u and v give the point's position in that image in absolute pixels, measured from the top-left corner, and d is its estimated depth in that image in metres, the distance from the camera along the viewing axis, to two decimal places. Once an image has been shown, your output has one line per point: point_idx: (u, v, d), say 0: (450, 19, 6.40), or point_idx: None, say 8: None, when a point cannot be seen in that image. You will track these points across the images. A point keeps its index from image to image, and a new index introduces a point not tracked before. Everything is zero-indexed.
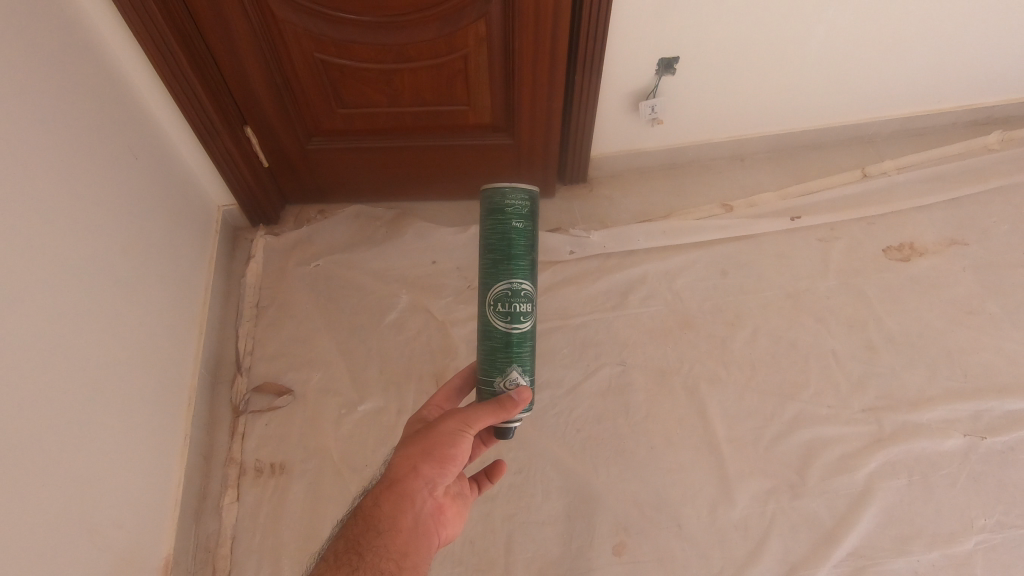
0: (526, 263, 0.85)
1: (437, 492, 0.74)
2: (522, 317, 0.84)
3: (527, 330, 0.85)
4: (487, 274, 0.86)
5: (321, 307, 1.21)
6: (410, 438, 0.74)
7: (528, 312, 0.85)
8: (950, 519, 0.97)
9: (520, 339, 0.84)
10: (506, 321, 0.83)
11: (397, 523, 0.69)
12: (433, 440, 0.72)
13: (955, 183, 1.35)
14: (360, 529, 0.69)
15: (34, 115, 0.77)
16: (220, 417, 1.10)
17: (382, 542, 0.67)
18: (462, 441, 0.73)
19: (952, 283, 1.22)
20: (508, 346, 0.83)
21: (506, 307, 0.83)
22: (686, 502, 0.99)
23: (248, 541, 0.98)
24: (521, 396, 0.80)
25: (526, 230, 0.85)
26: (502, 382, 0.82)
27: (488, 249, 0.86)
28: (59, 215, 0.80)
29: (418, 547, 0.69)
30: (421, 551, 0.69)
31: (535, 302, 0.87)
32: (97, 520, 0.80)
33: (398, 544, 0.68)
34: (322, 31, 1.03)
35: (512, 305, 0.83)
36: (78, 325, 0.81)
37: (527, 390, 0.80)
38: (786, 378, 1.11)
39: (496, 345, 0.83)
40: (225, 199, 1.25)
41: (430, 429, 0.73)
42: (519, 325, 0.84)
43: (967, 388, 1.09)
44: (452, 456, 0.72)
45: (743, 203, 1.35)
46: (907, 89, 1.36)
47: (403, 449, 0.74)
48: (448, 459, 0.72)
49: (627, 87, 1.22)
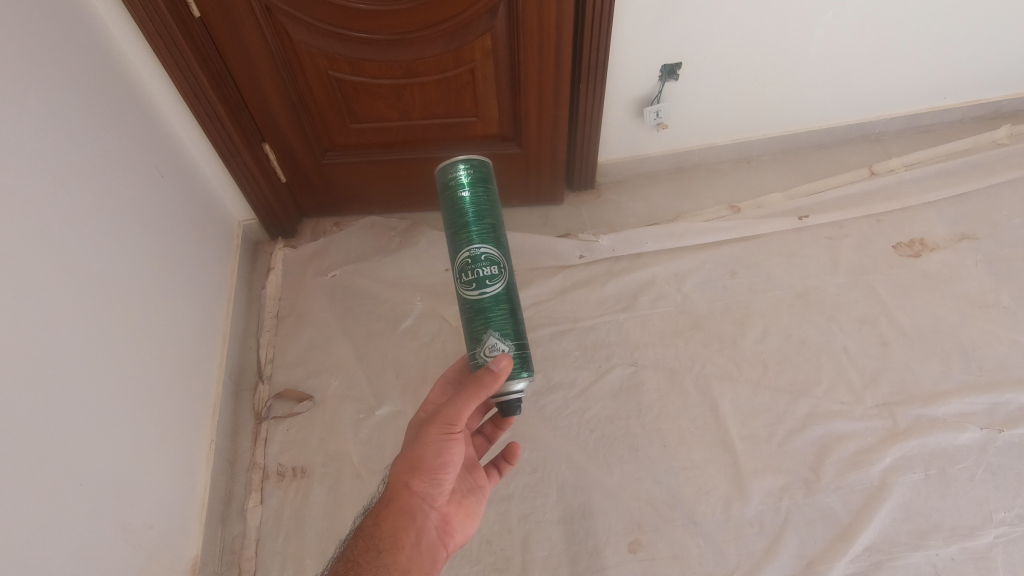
0: (481, 230, 0.90)
1: (437, 503, 0.77)
2: (488, 280, 0.88)
3: (497, 292, 0.88)
4: (453, 250, 0.93)
5: (338, 315, 1.25)
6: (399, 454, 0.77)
7: (493, 276, 0.88)
8: (968, 513, 0.96)
9: (489, 303, 0.87)
10: (473, 287, 0.88)
11: (397, 542, 0.72)
12: (420, 455, 0.75)
13: (964, 178, 1.35)
14: (356, 546, 0.71)
15: (69, 136, 0.82)
16: (244, 423, 1.14)
17: (384, 560, 0.70)
18: (447, 451, 0.75)
19: (964, 277, 1.21)
20: (481, 311, 0.87)
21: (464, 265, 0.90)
22: (701, 500, 1.00)
23: (272, 542, 1.01)
24: (499, 365, 0.78)
25: (474, 192, 0.93)
26: (483, 350, 0.85)
27: (449, 227, 0.94)
28: (94, 228, 0.85)
29: (421, 561, 0.73)
30: (424, 565, 0.73)
31: (502, 264, 0.90)
32: (129, 519, 0.84)
33: (400, 561, 0.71)
34: (335, 50, 1.08)
35: (474, 270, 0.88)
36: (110, 333, 0.85)
37: (505, 359, 0.79)
38: (797, 375, 1.12)
39: (473, 315, 0.88)
40: (246, 214, 1.30)
41: (416, 443, 0.76)
42: (487, 288, 0.87)
43: (982, 381, 1.08)
44: (440, 467, 0.75)
45: (750, 205, 1.36)
46: (912, 88, 1.37)
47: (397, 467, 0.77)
48: (438, 470, 0.75)
49: (631, 94, 1.25)
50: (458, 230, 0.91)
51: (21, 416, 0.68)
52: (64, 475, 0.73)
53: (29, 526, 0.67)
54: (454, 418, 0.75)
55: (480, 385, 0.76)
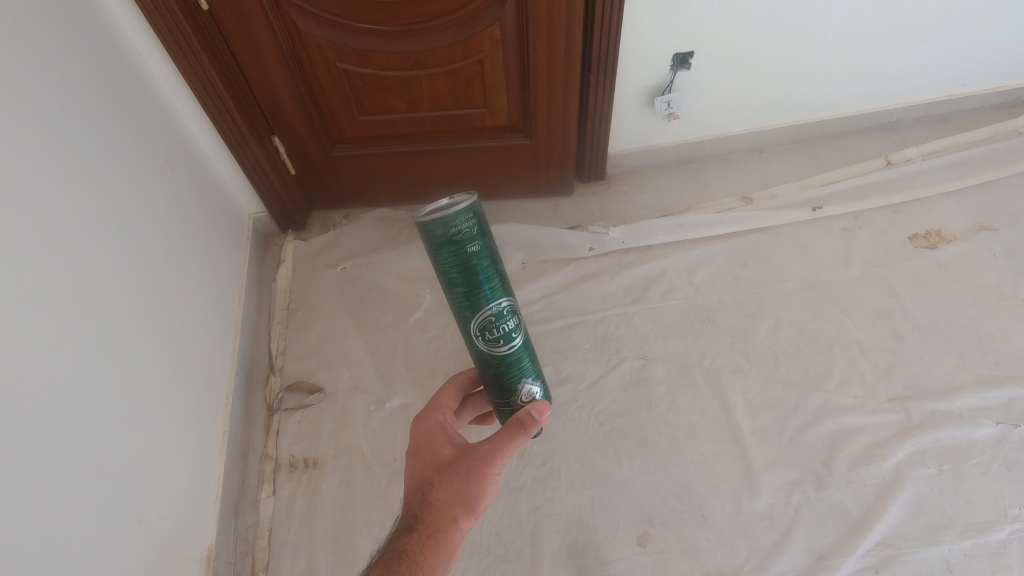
0: (497, 284, 0.73)
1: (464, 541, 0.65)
2: (512, 335, 0.74)
3: (520, 345, 0.76)
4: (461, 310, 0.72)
5: (349, 307, 1.25)
6: (447, 475, 0.64)
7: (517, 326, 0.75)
8: (983, 509, 0.95)
9: (515, 356, 0.75)
10: (500, 342, 0.73)
11: None
12: (479, 488, 0.63)
13: (983, 168, 1.32)
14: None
15: (81, 133, 0.83)
16: (256, 415, 1.15)
17: None
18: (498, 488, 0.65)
19: (982, 269, 1.19)
20: (510, 364, 0.75)
21: (495, 334, 0.73)
22: (710, 493, 1.00)
23: (285, 533, 1.02)
24: (542, 415, 0.66)
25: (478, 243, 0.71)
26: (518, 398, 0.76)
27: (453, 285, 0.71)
28: (107, 225, 0.86)
29: None
30: None
31: (520, 314, 0.77)
32: (145, 512, 0.85)
33: None
34: (344, 42, 1.07)
35: (499, 326, 0.72)
36: (124, 328, 0.86)
37: (547, 407, 0.67)
38: (809, 368, 1.11)
39: (497, 369, 0.75)
40: (256, 207, 1.30)
41: (475, 474, 0.63)
42: (512, 344, 0.74)
43: (999, 376, 1.07)
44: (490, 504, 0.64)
45: (762, 195, 1.35)
46: (930, 76, 1.34)
47: (444, 493, 0.63)
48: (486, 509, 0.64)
49: (642, 84, 1.23)
50: (473, 289, 0.70)
51: (27, 414, 0.68)
52: (74, 471, 0.74)
53: (37, 523, 0.67)
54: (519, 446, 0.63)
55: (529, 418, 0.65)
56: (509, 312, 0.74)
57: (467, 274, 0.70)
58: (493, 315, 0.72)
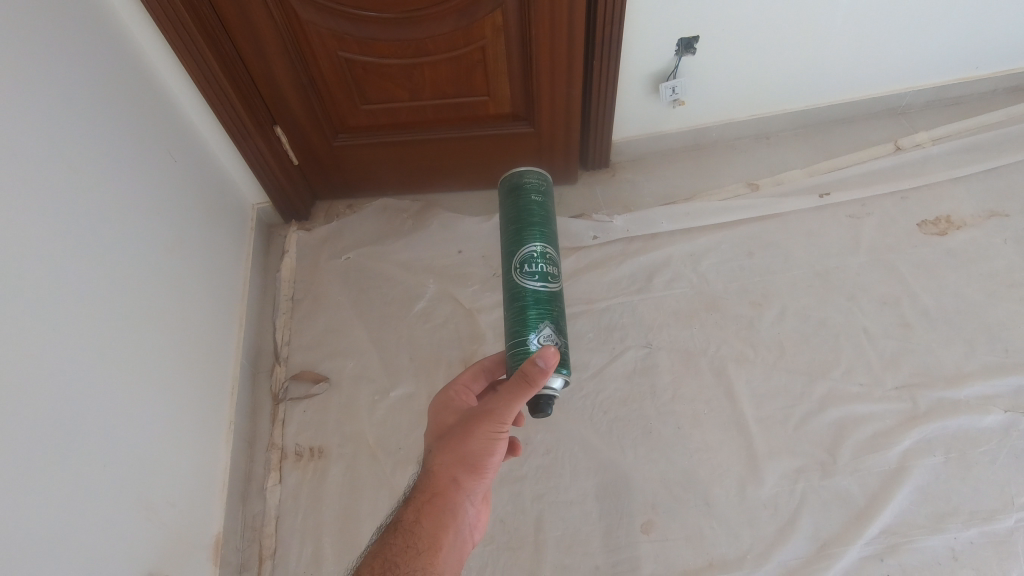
0: (545, 233, 1.02)
1: (476, 500, 0.77)
2: (549, 277, 0.97)
3: (552, 291, 0.96)
4: (514, 243, 1.01)
5: (353, 297, 1.26)
6: (443, 443, 0.76)
7: (552, 275, 0.97)
8: (989, 497, 0.95)
9: (547, 295, 0.94)
10: (538, 277, 0.95)
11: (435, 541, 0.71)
12: (469, 450, 0.74)
13: (994, 153, 1.30)
14: (394, 548, 0.70)
15: (82, 123, 0.83)
16: (262, 404, 1.16)
17: (420, 558, 0.69)
18: (495, 448, 0.75)
19: (992, 255, 1.18)
20: (539, 298, 0.93)
21: (534, 270, 0.96)
22: (715, 482, 1.00)
23: (291, 520, 1.04)
24: (547, 362, 0.73)
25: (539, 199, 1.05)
26: (539, 336, 0.90)
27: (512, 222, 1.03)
28: (110, 216, 0.86)
29: (454, 557, 0.72)
30: (455, 563, 0.72)
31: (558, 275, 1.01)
32: (152, 500, 0.86)
33: (434, 560, 0.69)
34: (344, 29, 1.06)
35: (539, 264, 0.96)
36: (129, 320, 0.87)
37: (554, 356, 0.73)
38: (815, 357, 1.10)
39: (531, 300, 0.93)
40: (259, 197, 1.30)
41: (464, 439, 0.75)
42: (546, 285, 0.95)
43: (1007, 363, 1.05)
44: (485, 463, 0.75)
45: (769, 182, 1.33)
46: (941, 58, 1.32)
47: (441, 458, 0.75)
48: (483, 468, 0.75)
49: (647, 69, 1.21)
50: (528, 226, 1.00)
51: (29, 405, 0.68)
52: (78, 462, 0.74)
53: (38, 515, 0.68)
54: (511, 414, 0.74)
55: (532, 373, 0.72)
56: (544, 255, 0.98)
57: (527, 214, 1.02)
58: (535, 250, 0.98)
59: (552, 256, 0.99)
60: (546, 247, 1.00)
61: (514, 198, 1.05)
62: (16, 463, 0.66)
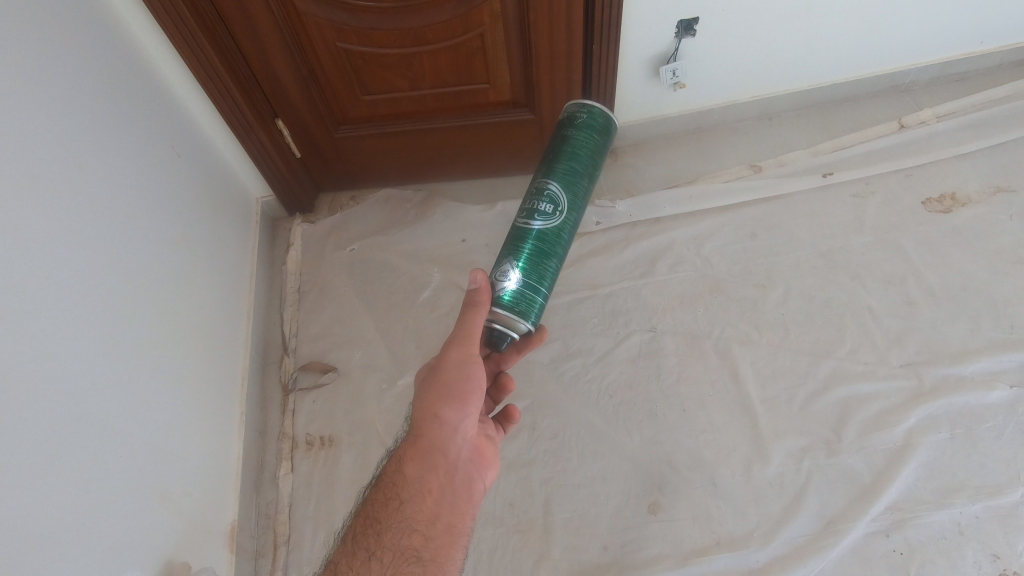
0: (563, 172, 1.03)
1: (468, 436, 0.77)
2: (539, 214, 0.98)
3: (545, 226, 0.97)
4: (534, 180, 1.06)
5: (359, 288, 1.27)
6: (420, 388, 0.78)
7: (549, 211, 0.98)
8: (996, 472, 0.95)
9: (529, 231, 0.97)
10: (527, 214, 0.99)
11: (424, 487, 0.71)
12: (447, 380, 0.77)
13: (999, 129, 1.29)
14: (379, 504, 0.70)
15: (84, 121, 0.84)
16: (272, 396, 1.17)
17: (407, 508, 0.69)
18: (472, 372, 0.77)
19: (997, 231, 1.17)
20: (520, 236, 0.97)
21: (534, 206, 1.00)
22: (722, 461, 1.00)
23: (305, 507, 1.06)
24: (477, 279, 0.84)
25: (580, 133, 1.05)
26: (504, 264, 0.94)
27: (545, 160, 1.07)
28: (117, 212, 0.87)
29: (450, 504, 0.72)
30: (450, 509, 0.72)
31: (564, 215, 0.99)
32: (167, 489, 0.88)
33: (426, 505, 0.70)
34: (343, 20, 1.06)
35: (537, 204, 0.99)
36: (140, 314, 0.88)
37: (479, 274, 0.84)
38: (820, 337, 1.10)
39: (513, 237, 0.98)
40: (263, 191, 1.31)
41: (439, 371, 0.77)
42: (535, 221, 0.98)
43: (1013, 339, 1.05)
44: (467, 389, 0.77)
45: (772, 163, 1.33)
46: (946, 34, 1.30)
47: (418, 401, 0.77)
48: (466, 394, 0.77)
49: (647, 53, 1.21)
50: (551, 165, 1.04)
51: (46, 397, 0.70)
52: (90, 454, 0.75)
53: (52, 509, 0.69)
54: (473, 335, 0.79)
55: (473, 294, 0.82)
56: (547, 193, 1.00)
57: (558, 151, 1.05)
58: (541, 189, 1.02)
59: (555, 193, 1.00)
60: (552, 187, 1.01)
61: (558, 138, 1.07)
62: (28, 458, 0.67)
